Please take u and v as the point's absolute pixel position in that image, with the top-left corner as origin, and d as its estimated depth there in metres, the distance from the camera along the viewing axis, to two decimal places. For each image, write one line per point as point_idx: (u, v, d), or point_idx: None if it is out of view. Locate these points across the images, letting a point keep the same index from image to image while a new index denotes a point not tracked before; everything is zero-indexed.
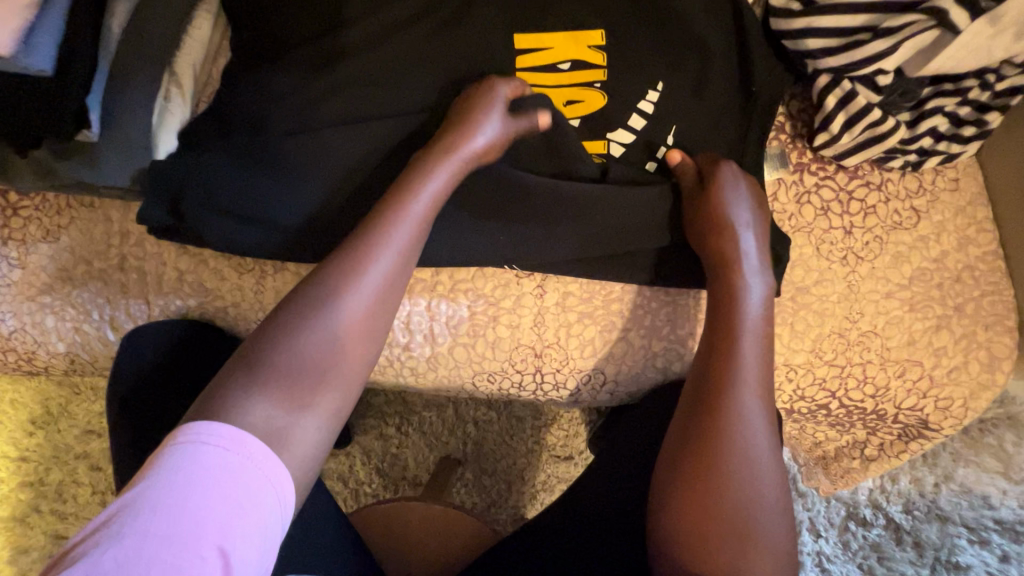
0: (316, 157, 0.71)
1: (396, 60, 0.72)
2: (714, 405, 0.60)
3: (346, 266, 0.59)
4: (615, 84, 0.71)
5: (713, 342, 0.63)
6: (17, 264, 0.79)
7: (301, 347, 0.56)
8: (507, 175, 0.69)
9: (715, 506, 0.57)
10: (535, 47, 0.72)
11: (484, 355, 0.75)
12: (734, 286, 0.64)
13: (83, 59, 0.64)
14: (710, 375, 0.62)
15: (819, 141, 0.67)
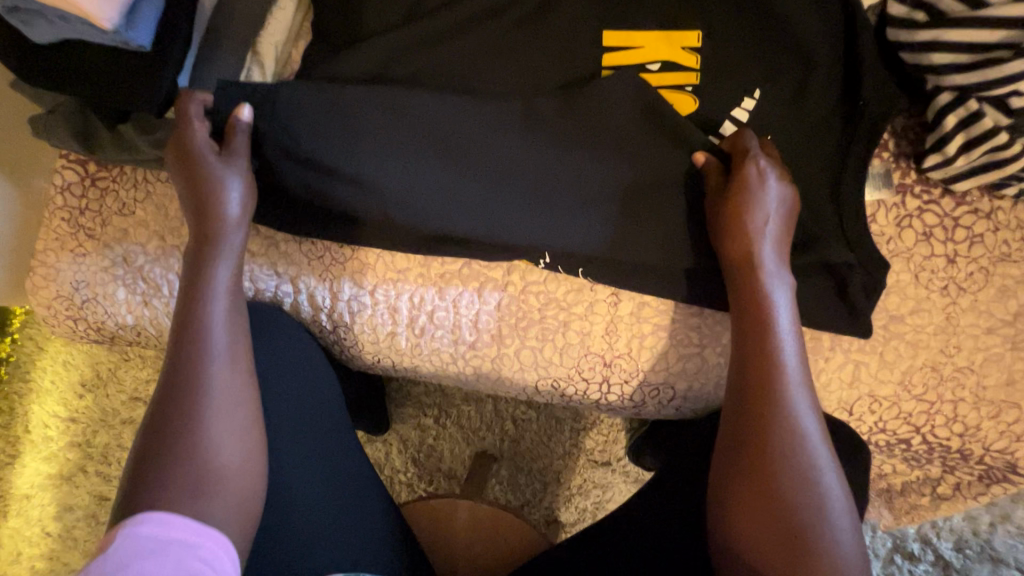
0: (402, 137, 0.68)
1: (477, 53, 0.70)
2: (759, 398, 0.57)
3: (184, 331, 0.60)
4: (707, 89, 0.67)
5: (744, 342, 0.60)
6: (93, 235, 0.80)
7: (196, 418, 0.57)
8: (584, 158, 0.67)
9: (780, 517, 0.53)
10: (623, 45, 0.69)
11: (551, 360, 0.73)
12: (762, 291, 0.60)
13: (175, 34, 0.63)
14: (750, 370, 0.58)
15: (929, 162, 0.63)
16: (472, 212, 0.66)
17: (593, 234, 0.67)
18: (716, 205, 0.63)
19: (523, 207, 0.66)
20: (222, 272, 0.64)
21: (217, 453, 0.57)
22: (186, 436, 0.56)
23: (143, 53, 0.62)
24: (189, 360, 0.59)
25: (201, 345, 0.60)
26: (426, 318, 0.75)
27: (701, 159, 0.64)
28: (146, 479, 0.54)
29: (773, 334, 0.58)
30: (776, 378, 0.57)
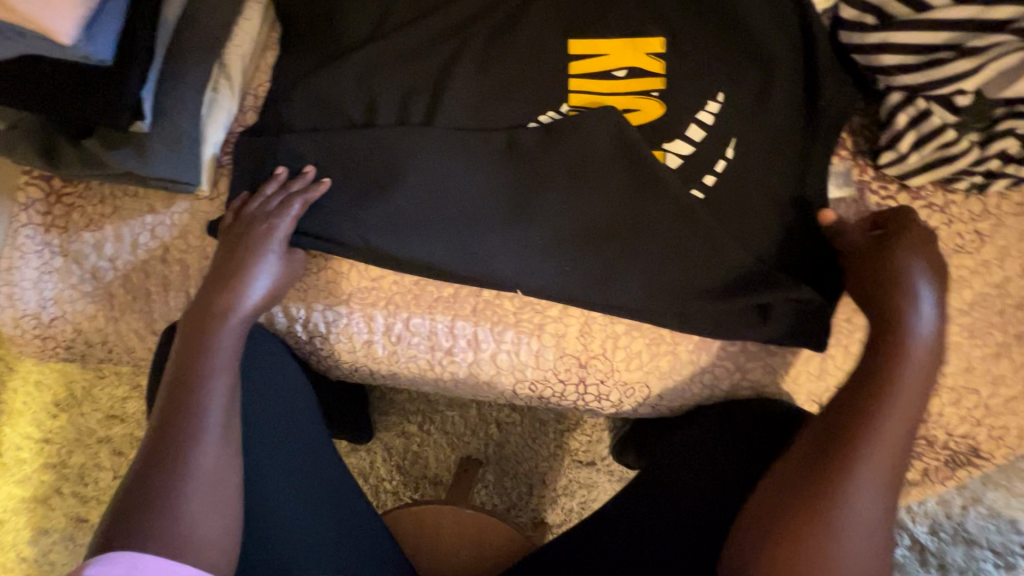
0: (374, 146, 0.71)
1: (449, 64, 0.73)
2: (841, 464, 0.55)
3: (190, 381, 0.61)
4: (673, 93, 0.69)
5: (855, 408, 0.57)
6: (60, 252, 0.79)
7: (172, 474, 0.56)
8: (558, 198, 0.69)
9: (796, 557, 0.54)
10: (589, 53, 0.71)
11: (528, 363, 0.74)
12: (885, 372, 0.56)
13: (137, 47, 0.63)
14: (841, 437, 0.56)
15: (885, 159, 0.65)
16: (442, 240, 0.70)
17: (569, 266, 0.69)
18: (869, 265, 0.60)
19: (496, 237, 0.69)
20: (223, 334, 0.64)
21: (189, 509, 0.56)
22: (169, 493, 0.56)
23: (107, 67, 0.62)
24: (178, 415, 0.59)
25: (191, 405, 0.59)
26: (402, 326, 0.75)
27: (831, 218, 0.64)
28: (130, 517, 0.55)
29: (887, 414, 0.55)
30: (858, 452, 0.55)
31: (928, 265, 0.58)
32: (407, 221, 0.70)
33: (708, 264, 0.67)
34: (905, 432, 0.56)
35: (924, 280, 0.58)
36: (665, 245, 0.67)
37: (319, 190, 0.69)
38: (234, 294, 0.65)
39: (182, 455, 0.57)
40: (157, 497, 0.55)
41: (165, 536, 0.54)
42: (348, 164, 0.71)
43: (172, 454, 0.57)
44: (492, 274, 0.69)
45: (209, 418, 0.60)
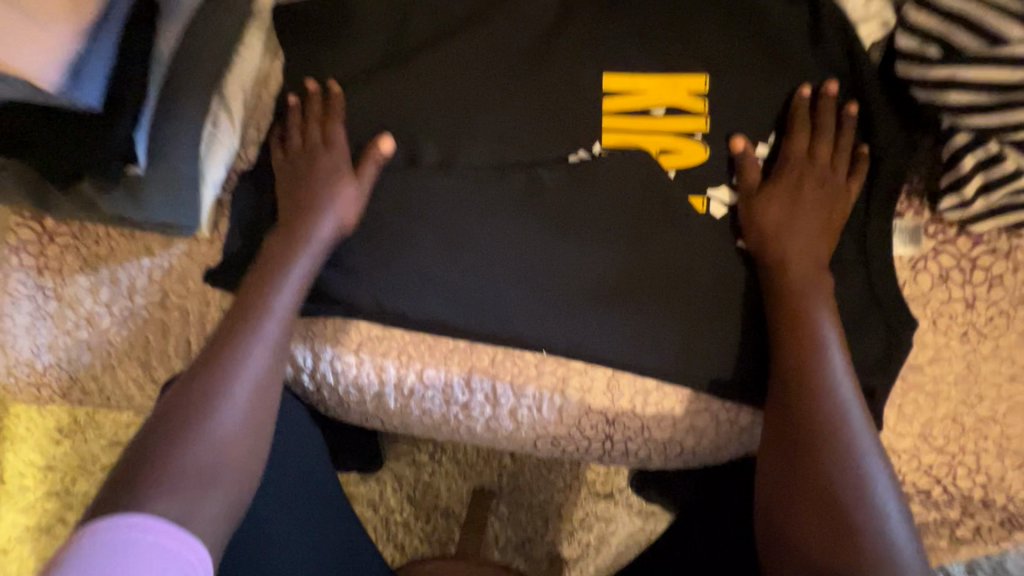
0: (399, 188, 0.68)
1: (470, 99, 0.69)
2: (815, 396, 0.55)
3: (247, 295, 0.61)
4: (716, 133, 0.66)
5: (793, 378, 0.56)
6: (53, 296, 0.75)
7: (214, 391, 0.54)
8: (588, 242, 0.66)
9: (834, 510, 0.49)
10: (624, 89, 0.67)
11: (551, 419, 0.69)
12: (803, 340, 0.57)
13: (130, 87, 0.58)
14: (794, 390, 0.56)
15: (945, 203, 0.60)
16: (456, 295, 0.66)
17: (594, 325, 0.65)
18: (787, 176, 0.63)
19: (512, 291, 0.66)
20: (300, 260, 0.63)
21: (222, 430, 0.53)
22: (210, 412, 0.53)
23: (96, 112, 0.57)
24: (236, 340, 0.58)
25: (252, 329, 0.59)
26: (415, 378, 0.70)
27: (808, 92, 0.63)
28: (172, 416, 0.52)
29: (828, 372, 0.55)
30: (827, 401, 0.54)
31: (824, 241, 0.61)
32: (415, 269, 0.67)
33: (737, 311, 0.64)
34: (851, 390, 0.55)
35: (801, 244, 0.61)
36: (696, 301, 0.64)
37: (383, 150, 0.67)
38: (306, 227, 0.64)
39: (231, 375, 0.56)
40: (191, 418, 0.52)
41: (199, 462, 0.51)
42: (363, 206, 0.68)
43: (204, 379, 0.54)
44: (508, 330, 0.66)
45: (256, 354, 0.58)
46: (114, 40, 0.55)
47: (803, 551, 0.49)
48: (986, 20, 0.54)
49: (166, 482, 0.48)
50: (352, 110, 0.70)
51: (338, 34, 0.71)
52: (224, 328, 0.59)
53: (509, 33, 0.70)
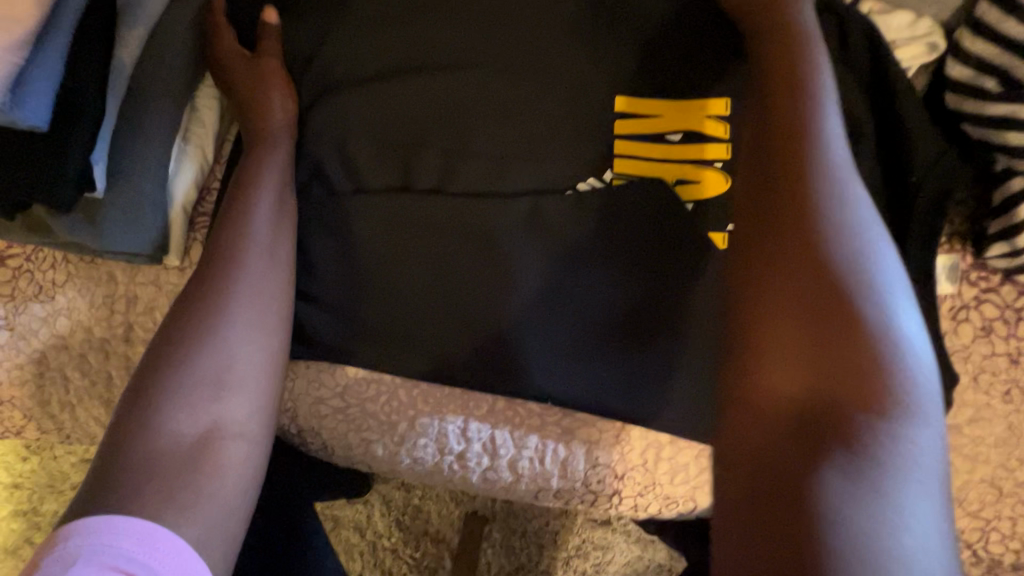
0: (390, 216, 0.61)
1: (467, 114, 0.62)
2: (834, 315, 0.37)
3: (206, 299, 0.52)
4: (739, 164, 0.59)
5: (805, 281, 0.39)
6: (5, 326, 0.67)
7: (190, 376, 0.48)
8: (601, 274, 0.59)
9: (799, 485, 0.34)
10: (639, 113, 0.61)
11: (554, 471, 0.63)
12: (807, 243, 0.40)
13: (82, 101, 0.50)
14: (799, 302, 0.39)
15: (993, 250, 0.55)
16: (455, 334, 0.60)
17: (600, 375, 0.59)
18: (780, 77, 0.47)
19: (491, 339, 0.59)
20: (259, 209, 0.57)
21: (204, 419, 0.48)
22: (196, 402, 0.48)
23: (46, 133, 0.50)
24: (202, 311, 0.51)
25: (224, 297, 0.52)
26: (406, 424, 0.64)
27: None
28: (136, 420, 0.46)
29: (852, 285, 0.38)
30: (843, 323, 0.37)
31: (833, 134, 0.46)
32: (402, 299, 0.60)
33: None
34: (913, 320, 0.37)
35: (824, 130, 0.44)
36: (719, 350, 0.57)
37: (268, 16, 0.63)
38: (258, 165, 0.59)
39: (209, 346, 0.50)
40: (155, 457, 0.45)
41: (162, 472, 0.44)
42: (351, 237, 0.61)
43: (164, 411, 0.47)
44: (510, 374, 0.60)
45: (238, 331, 0.51)
46: (64, 49, 0.47)
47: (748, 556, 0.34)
48: None
49: (138, 505, 0.43)
50: (339, 128, 0.63)
51: (323, 43, 0.64)
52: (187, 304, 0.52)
53: (511, 48, 0.63)
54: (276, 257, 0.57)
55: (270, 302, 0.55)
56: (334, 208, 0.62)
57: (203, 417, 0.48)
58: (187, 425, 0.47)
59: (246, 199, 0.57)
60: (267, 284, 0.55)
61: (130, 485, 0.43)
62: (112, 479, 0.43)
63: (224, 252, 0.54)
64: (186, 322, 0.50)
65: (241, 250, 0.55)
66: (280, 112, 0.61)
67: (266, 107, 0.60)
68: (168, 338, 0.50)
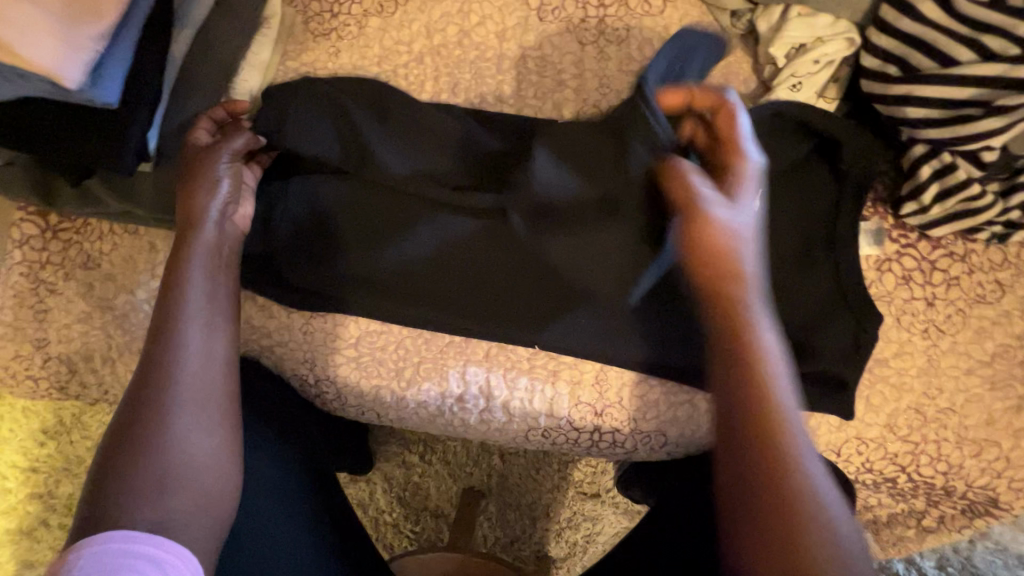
0: (396, 200, 0.73)
1: (445, 129, 0.74)
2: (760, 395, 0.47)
3: (146, 402, 0.57)
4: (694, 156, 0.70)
5: (746, 431, 0.46)
6: (55, 289, 0.76)
7: (159, 410, 0.57)
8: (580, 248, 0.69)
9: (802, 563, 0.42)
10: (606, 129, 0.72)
11: (542, 411, 0.72)
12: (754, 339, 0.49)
13: (145, 86, 0.60)
14: (740, 376, 0.48)
15: (907, 210, 0.65)
16: (457, 297, 0.72)
17: (589, 333, 0.71)
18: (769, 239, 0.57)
19: (500, 310, 0.72)
20: (199, 253, 0.64)
21: (183, 446, 0.56)
22: (160, 427, 0.56)
23: (113, 110, 0.59)
24: (160, 352, 0.59)
25: (175, 333, 0.60)
26: (412, 371, 0.73)
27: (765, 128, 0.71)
28: (117, 454, 0.55)
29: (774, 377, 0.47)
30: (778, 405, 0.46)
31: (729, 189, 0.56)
32: (410, 266, 0.73)
33: None
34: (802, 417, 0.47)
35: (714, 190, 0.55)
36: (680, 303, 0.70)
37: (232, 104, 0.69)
38: (200, 210, 0.65)
39: (165, 385, 0.58)
40: (132, 477, 0.53)
41: (156, 483, 0.54)
42: (366, 212, 0.73)
43: (118, 510, 0.52)
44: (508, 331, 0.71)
45: (187, 363, 0.59)
46: (133, 40, 0.57)
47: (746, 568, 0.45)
48: (937, 44, 0.60)
49: (134, 514, 0.52)
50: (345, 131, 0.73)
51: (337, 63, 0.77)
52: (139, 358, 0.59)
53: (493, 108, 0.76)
54: (218, 296, 0.64)
55: (218, 332, 0.63)
56: (348, 192, 0.73)
57: (148, 515, 0.52)
58: (153, 461, 0.55)
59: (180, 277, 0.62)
60: (212, 355, 0.61)
61: (106, 508, 0.52)
62: (105, 505, 0.52)
63: (160, 341, 0.59)
64: (131, 417, 0.56)
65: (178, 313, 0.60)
66: (224, 178, 0.67)
67: (207, 185, 0.66)
68: (118, 444, 0.55)
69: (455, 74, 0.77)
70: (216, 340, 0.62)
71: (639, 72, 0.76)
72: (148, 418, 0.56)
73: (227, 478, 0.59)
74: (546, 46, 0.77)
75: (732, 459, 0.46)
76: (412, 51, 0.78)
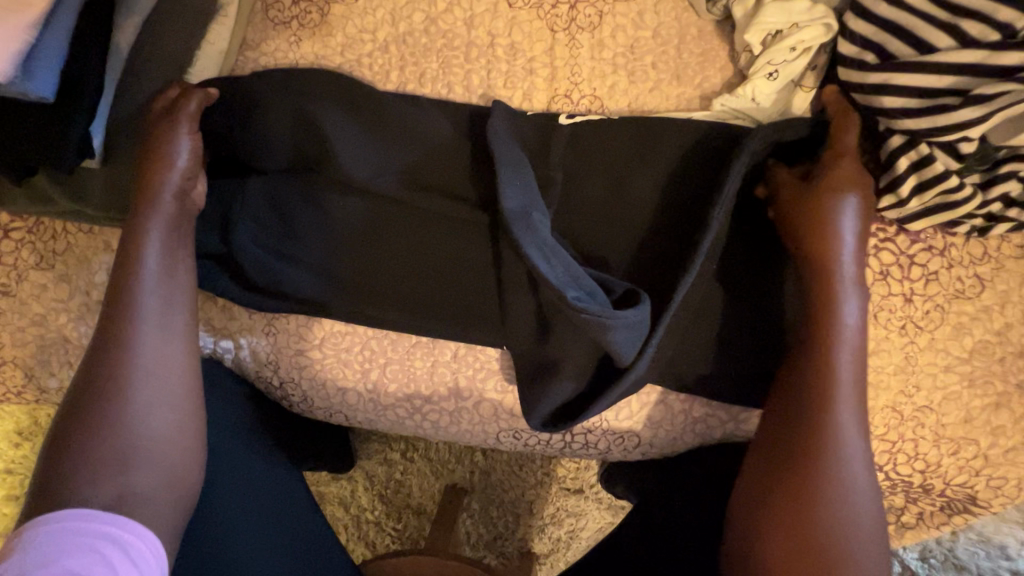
0: (358, 195, 0.70)
1: (404, 119, 0.70)
2: (819, 387, 0.57)
3: (103, 380, 0.56)
4: (668, 152, 0.67)
5: (798, 410, 0.58)
6: (8, 291, 0.73)
7: (115, 388, 0.56)
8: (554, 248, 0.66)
9: (804, 523, 0.54)
10: (578, 126, 0.69)
11: (513, 411, 0.70)
12: (824, 348, 0.58)
13: (87, 78, 0.58)
14: (811, 368, 0.58)
15: (884, 203, 0.63)
16: (422, 294, 0.70)
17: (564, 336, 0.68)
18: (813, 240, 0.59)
19: (466, 307, 0.69)
20: (154, 228, 0.62)
21: (142, 422, 0.56)
22: (116, 404, 0.56)
23: (53, 103, 0.57)
24: (116, 331, 0.58)
25: (132, 310, 0.59)
26: (378, 373, 0.71)
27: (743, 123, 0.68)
28: (70, 435, 0.55)
29: (829, 378, 0.57)
30: (830, 397, 0.57)
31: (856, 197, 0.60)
32: (374, 262, 0.70)
33: (699, 317, 0.66)
34: (858, 410, 0.57)
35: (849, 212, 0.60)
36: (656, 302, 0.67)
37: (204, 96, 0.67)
38: (157, 188, 0.63)
39: (122, 363, 0.57)
40: (88, 454, 0.53)
41: (114, 460, 0.54)
42: (325, 208, 0.70)
43: (75, 488, 0.52)
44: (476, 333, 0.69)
45: (145, 338, 0.58)
46: (69, 30, 0.54)
47: (766, 526, 0.56)
48: (917, 31, 0.58)
49: (89, 493, 0.52)
50: (302, 123, 0.69)
51: (298, 53, 0.74)
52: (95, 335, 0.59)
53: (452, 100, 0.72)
54: (176, 272, 0.63)
55: (177, 307, 0.61)
56: (309, 188, 0.70)
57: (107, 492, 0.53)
58: (107, 437, 0.54)
59: (140, 251, 0.61)
60: (172, 330, 0.60)
61: (62, 485, 0.52)
62: (61, 483, 0.52)
63: (119, 316, 0.59)
64: (88, 396, 0.56)
65: (132, 292, 0.59)
66: (183, 155, 0.65)
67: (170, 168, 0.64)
68: (74, 422, 0.55)
69: (421, 63, 0.74)
70: (177, 314, 0.61)
71: (612, 60, 0.73)
72: (103, 398, 0.56)
73: (192, 452, 0.58)
74: (516, 34, 0.74)
75: (786, 436, 0.58)
76: (377, 40, 0.75)
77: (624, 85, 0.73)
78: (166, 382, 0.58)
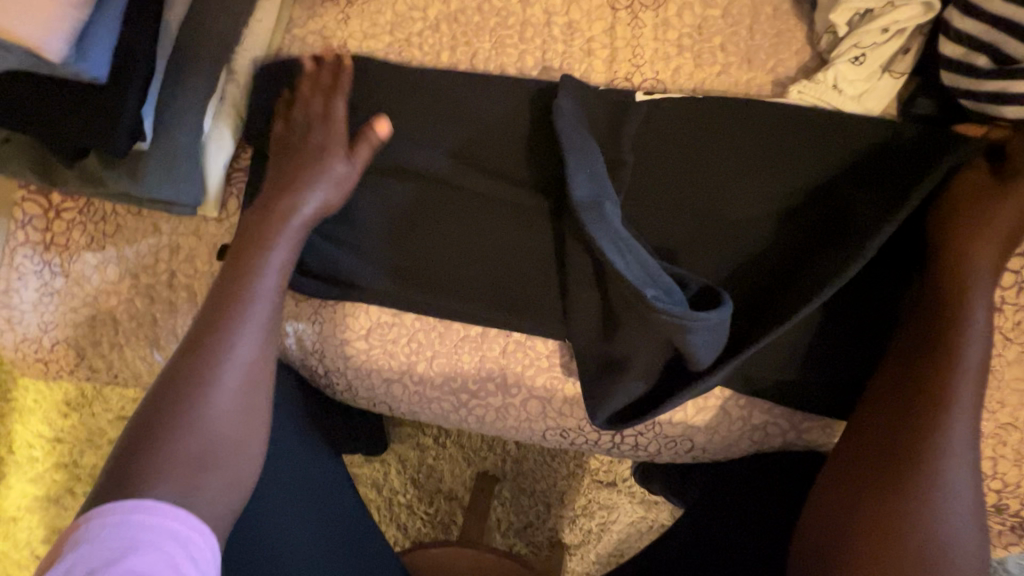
0: (414, 179, 0.68)
1: (464, 102, 0.68)
2: (938, 394, 0.53)
3: (197, 374, 0.56)
4: (753, 140, 0.63)
5: (910, 417, 0.54)
6: (60, 272, 0.74)
7: (207, 383, 0.56)
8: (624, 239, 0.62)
9: (899, 535, 0.51)
10: (651, 110, 0.65)
11: (562, 410, 0.68)
12: (947, 353, 0.54)
13: (138, 58, 0.56)
14: (929, 371, 0.54)
15: None
16: (481, 283, 0.67)
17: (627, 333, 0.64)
18: (957, 247, 0.56)
19: (523, 298, 0.66)
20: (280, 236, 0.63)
21: (224, 422, 0.56)
22: (206, 399, 0.56)
23: (104, 83, 0.55)
24: (219, 328, 0.58)
25: (239, 309, 0.59)
26: (424, 366, 0.69)
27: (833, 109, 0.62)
28: (153, 424, 0.54)
29: (949, 386, 0.53)
30: (946, 405, 0.53)
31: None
32: (432, 248, 0.68)
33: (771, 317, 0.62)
34: (973, 422, 0.53)
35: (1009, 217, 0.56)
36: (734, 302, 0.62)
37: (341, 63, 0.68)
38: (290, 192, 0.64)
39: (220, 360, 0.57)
40: (172, 448, 0.53)
41: (195, 457, 0.53)
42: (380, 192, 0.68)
43: (143, 484, 0.50)
44: (532, 325, 0.66)
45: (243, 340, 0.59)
46: (120, 7, 0.52)
47: (853, 534, 0.53)
48: None
49: (160, 489, 0.50)
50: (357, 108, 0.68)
51: (346, 32, 0.71)
52: (201, 324, 0.59)
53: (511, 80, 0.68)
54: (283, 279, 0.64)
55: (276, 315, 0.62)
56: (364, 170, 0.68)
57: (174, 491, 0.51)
58: (194, 432, 0.54)
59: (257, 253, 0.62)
60: (264, 340, 0.60)
61: (137, 472, 0.51)
62: (134, 472, 0.51)
63: (222, 314, 0.59)
64: (182, 387, 0.55)
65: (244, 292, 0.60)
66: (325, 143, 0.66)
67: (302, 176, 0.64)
68: (159, 409, 0.55)
69: (473, 43, 0.70)
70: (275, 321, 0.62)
71: (677, 41, 0.68)
72: (199, 393, 0.56)
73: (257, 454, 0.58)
74: (574, 12, 0.70)
75: (886, 441, 0.55)
76: (427, 18, 0.71)
77: (689, 69, 0.68)
78: (255, 389, 0.59)
